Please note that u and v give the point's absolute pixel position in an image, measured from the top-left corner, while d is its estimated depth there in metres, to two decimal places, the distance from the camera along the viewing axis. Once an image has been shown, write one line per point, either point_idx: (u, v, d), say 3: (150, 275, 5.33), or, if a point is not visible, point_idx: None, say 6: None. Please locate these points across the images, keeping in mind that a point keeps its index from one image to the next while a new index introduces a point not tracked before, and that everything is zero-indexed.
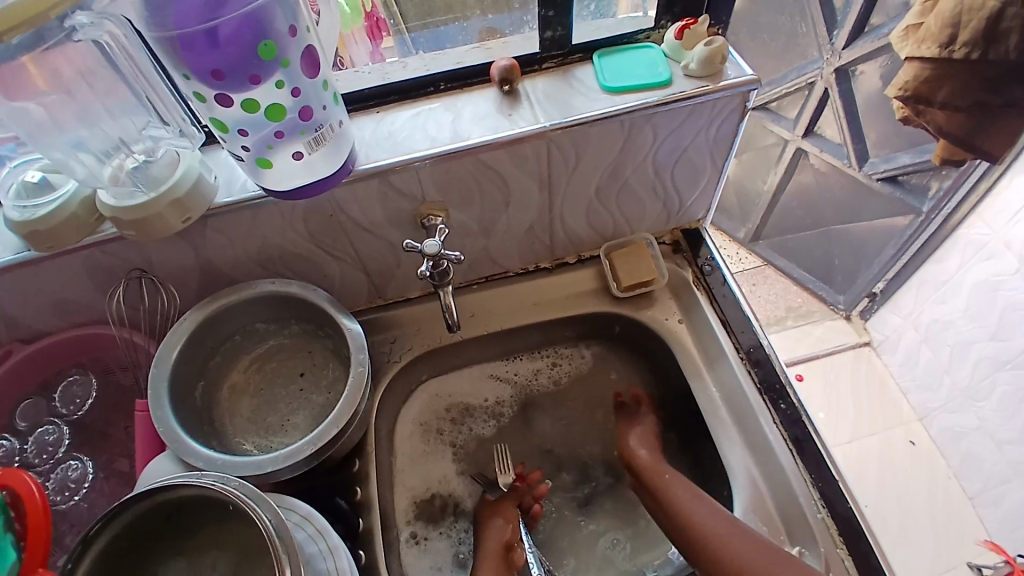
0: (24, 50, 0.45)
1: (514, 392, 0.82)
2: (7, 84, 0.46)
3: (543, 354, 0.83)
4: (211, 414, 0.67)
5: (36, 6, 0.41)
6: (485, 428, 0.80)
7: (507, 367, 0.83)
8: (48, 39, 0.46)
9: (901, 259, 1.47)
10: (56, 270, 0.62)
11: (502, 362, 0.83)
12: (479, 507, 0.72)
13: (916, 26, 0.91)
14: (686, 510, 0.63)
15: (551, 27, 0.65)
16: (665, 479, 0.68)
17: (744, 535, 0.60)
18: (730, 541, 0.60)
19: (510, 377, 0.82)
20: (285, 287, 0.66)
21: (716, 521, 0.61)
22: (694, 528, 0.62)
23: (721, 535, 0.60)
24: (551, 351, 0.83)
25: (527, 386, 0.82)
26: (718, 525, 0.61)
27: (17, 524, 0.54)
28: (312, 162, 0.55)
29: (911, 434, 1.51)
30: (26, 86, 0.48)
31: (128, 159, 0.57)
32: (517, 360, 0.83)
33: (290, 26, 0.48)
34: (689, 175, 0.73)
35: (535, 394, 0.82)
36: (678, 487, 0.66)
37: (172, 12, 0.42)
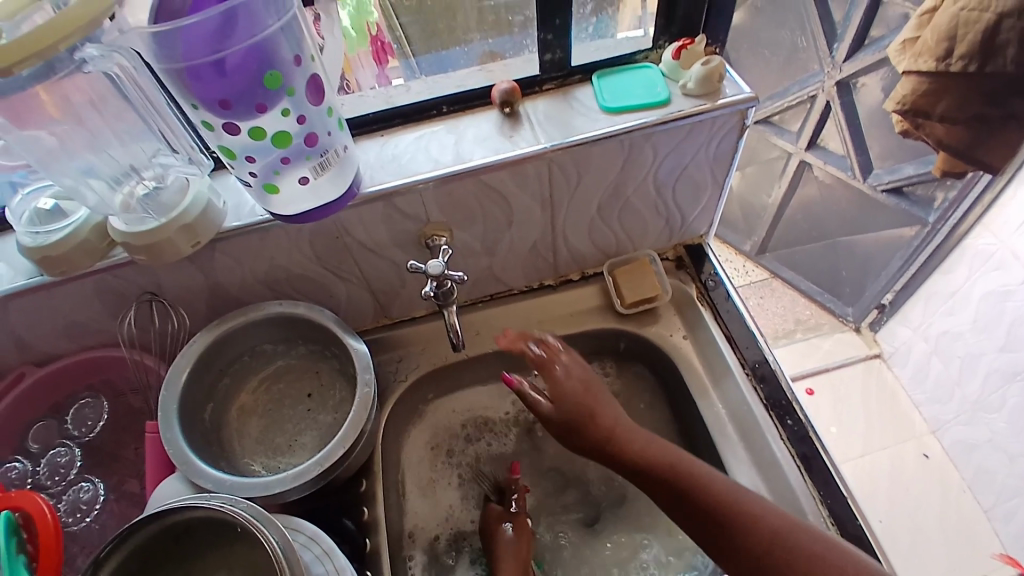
0: (35, 80, 0.46)
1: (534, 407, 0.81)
2: (17, 110, 0.48)
3: None
4: (219, 435, 0.67)
5: (38, 42, 0.42)
6: (504, 443, 0.80)
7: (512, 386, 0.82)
8: (59, 71, 0.47)
9: (909, 270, 1.46)
10: (68, 293, 0.63)
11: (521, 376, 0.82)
12: (487, 515, 0.71)
13: (912, 40, 0.92)
14: (699, 482, 0.58)
15: (550, 50, 0.66)
16: (648, 456, 0.61)
17: (765, 505, 0.56)
18: (756, 514, 0.56)
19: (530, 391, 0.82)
20: (293, 308, 0.67)
21: (739, 492, 0.57)
22: (713, 500, 0.57)
23: (745, 507, 0.56)
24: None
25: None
26: (737, 495, 0.57)
27: (28, 545, 0.54)
28: (318, 186, 0.56)
29: (924, 447, 1.50)
30: (38, 114, 0.49)
31: (138, 185, 0.58)
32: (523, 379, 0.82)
33: (294, 55, 0.49)
34: (690, 192, 0.73)
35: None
36: (676, 458, 0.60)
37: (179, 44, 0.44)
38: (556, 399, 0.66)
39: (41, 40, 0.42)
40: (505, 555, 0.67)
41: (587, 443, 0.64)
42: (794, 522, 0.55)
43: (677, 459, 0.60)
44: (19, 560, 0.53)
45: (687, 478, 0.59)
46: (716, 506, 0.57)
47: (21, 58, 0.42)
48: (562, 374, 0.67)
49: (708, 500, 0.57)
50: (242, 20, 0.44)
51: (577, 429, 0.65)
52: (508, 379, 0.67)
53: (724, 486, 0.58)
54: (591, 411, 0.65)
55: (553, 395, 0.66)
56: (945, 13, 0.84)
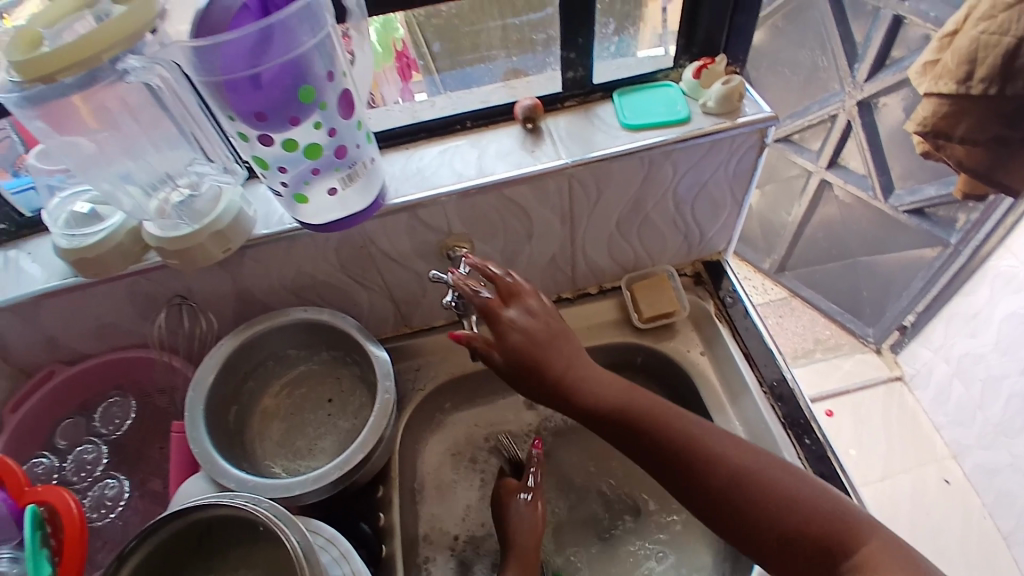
0: (76, 88, 0.48)
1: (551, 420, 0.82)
2: (54, 116, 0.50)
3: None
4: (242, 437, 0.69)
5: (79, 53, 0.45)
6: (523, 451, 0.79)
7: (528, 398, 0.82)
8: (100, 79, 0.48)
9: (930, 291, 1.44)
10: (102, 294, 0.65)
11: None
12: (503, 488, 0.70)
13: (934, 62, 0.92)
14: (661, 422, 0.58)
15: (572, 69, 0.68)
16: (601, 400, 0.60)
17: (719, 438, 0.57)
18: (720, 450, 0.56)
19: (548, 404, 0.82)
20: (317, 314, 0.69)
21: (701, 430, 0.58)
22: (673, 438, 0.57)
23: (708, 442, 0.57)
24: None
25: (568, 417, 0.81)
26: (702, 433, 0.58)
27: (51, 541, 0.54)
28: (346, 197, 0.58)
29: (945, 472, 1.47)
30: (76, 121, 0.52)
31: (173, 193, 0.60)
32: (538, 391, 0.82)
33: (328, 71, 0.51)
34: (709, 209, 0.74)
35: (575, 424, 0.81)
36: (633, 400, 0.60)
37: (220, 60, 0.45)
38: (506, 354, 0.60)
39: (78, 52, 0.45)
40: (520, 521, 0.67)
41: (536, 390, 0.61)
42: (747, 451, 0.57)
43: (627, 402, 0.60)
44: (42, 554, 0.52)
45: (647, 420, 0.59)
46: (678, 445, 0.57)
47: (62, 68, 0.45)
48: (508, 325, 0.60)
49: (670, 439, 0.57)
50: (279, 37, 0.46)
51: (524, 380, 0.61)
52: (457, 337, 0.60)
53: (684, 423, 0.58)
54: (532, 362, 0.60)
55: (499, 347, 0.60)
56: (966, 36, 0.85)
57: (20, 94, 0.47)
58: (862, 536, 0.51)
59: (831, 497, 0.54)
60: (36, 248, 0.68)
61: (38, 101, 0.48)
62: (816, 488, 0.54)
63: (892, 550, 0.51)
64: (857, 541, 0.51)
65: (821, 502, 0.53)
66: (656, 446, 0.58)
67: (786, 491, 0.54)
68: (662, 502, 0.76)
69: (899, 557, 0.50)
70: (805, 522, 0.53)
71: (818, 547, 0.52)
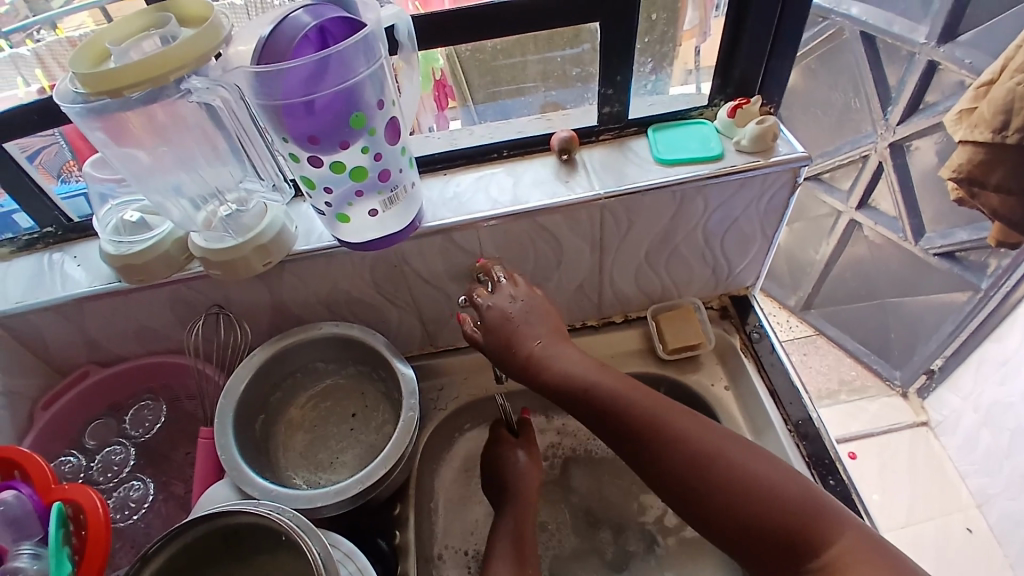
0: (142, 104, 0.51)
1: (568, 446, 0.81)
2: (111, 129, 0.53)
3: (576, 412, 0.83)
4: (267, 445, 0.70)
5: (149, 71, 0.47)
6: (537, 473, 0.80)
7: (548, 422, 0.83)
8: (162, 97, 0.52)
9: (960, 336, 1.42)
10: (142, 300, 0.68)
11: (561, 415, 0.83)
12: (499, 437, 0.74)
13: (969, 110, 0.92)
14: (629, 403, 0.57)
15: (608, 104, 0.70)
16: (571, 378, 0.60)
17: (685, 430, 0.56)
18: (691, 436, 0.56)
19: (565, 430, 0.82)
20: (347, 330, 0.70)
21: (671, 412, 0.57)
22: (642, 419, 0.57)
23: (678, 426, 0.56)
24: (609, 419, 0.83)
25: (587, 446, 0.81)
26: (671, 416, 0.57)
27: (73, 538, 0.55)
28: (384, 219, 0.60)
29: (969, 522, 1.42)
30: (132, 134, 0.54)
31: (220, 207, 0.63)
32: (558, 416, 0.83)
33: (378, 99, 0.54)
34: (739, 245, 0.75)
35: (594, 453, 0.81)
36: (604, 379, 0.59)
37: (279, 86, 0.48)
38: (486, 331, 0.63)
39: (147, 71, 0.47)
40: (516, 470, 0.71)
41: (512, 368, 0.63)
42: (718, 446, 0.55)
43: (596, 382, 0.59)
44: (65, 551, 0.53)
45: (614, 400, 0.58)
46: (648, 428, 0.56)
47: (132, 83, 0.48)
48: (490, 307, 0.64)
49: (639, 420, 0.57)
50: (335, 67, 0.49)
51: (503, 357, 0.63)
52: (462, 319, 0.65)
53: (655, 405, 0.57)
54: (509, 338, 0.62)
55: (482, 326, 0.64)
56: (1002, 86, 0.85)
57: (83, 105, 0.50)
58: (833, 529, 0.51)
59: (802, 487, 0.53)
60: (81, 252, 0.71)
61: (100, 113, 0.51)
62: (786, 474, 0.54)
63: (863, 546, 0.50)
64: (826, 540, 0.51)
65: (793, 493, 0.53)
66: (623, 427, 0.57)
67: (744, 479, 0.53)
68: (678, 535, 0.75)
69: (872, 554, 0.50)
70: (774, 514, 0.52)
71: (786, 539, 0.51)
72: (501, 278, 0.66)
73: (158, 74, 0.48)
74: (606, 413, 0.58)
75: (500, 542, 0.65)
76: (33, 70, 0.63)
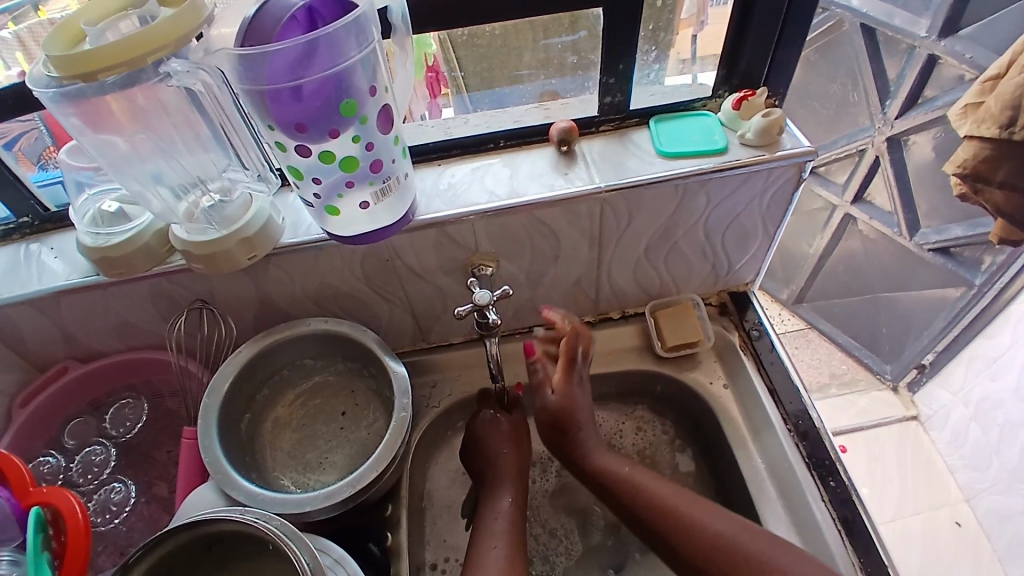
0: (118, 88, 0.48)
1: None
2: (90, 114, 0.50)
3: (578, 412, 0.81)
4: (253, 446, 0.68)
5: (128, 52, 0.44)
6: (548, 479, 0.77)
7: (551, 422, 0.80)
8: (141, 80, 0.49)
9: (951, 332, 1.42)
10: (122, 294, 0.65)
11: None
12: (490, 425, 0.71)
13: (975, 105, 0.91)
14: (646, 493, 0.63)
15: (610, 94, 0.68)
16: (599, 465, 0.66)
17: (692, 514, 0.61)
18: (696, 521, 0.60)
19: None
20: (336, 325, 0.68)
21: (685, 506, 0.61)
22: (655, 510, 0.62)
23: (688, 516, 0.61)
24: (640, 408, 0.81)
25: (611, 437, 0.79)
26: (679, 506, 0.61)
27: (53, 543, 0.52)
28: (375, 211, 0.58)
29: (957, 516, 1.44)
30: (110, 119, 0.51)
31: (203, 197, 0.60)
32: None
33: (370, 85, 0.51)
34: (738, 240, 0.73)
35: (618, 446, 0.78)
36: (630, 470, 0.65)
37: (265, 70, 0.45)
38: (564, 394, 0.68)
39: (124, 52, 0.44)
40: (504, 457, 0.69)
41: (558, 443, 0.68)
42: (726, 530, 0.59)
43: (621, 471, 0.65)
44: (44, 557, 0.50)
45: (630, 488, 0.64)
46: (659, 514, 0.61)
47: (108, 66, 0.45)
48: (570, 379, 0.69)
49: (651, 506, 0.62)
50: (324, 50, 0.46)
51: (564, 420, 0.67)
52: (530, 349, 0.70)
53: (664, 491, 0.63)
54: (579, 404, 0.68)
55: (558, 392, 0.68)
56: (1009, 82, 0.84)
57: (56, 90, 0.47)
58: None
59: (814, 568, 0.56)
60: (59, 243, 0.68)
61: (74, 97, 0.48)
62: (795, 558, 0.57)
63: None
64: None
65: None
66: (638, 514, 0.62)
67: (749, 557, 0.57)
68: None
69: None
70: None
71: None
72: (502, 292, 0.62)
73: (134, 58, 0.45)
74: (624, 500, 0.64)
75: (492, 527, 0.63)
76: (14, 53, 0.59)
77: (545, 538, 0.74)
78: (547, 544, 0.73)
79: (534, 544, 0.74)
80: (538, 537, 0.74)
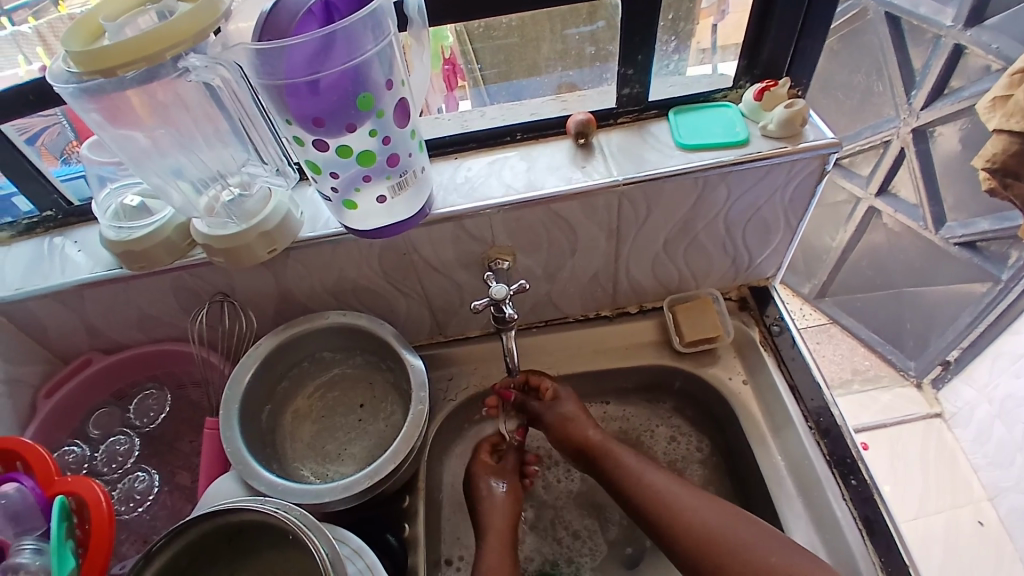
0: (137, 82, 0.48)
1: (616, 429, 0.79)
2: (113, 109, 0.50)
3: (603, 403, 0.81)
4: (273, 437, 0.68)
5: (145, 48, 0.45)
6: (572, 480, 0.77)
7: None
8: (160, 76, 0.49)
9: (977, 328, 1.39)
10: (144, 287, 0.66)
11: (597, 403, 0.81)
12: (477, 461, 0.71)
13: (1003, 98, 0.88)
14: (644, 487, 0.64)
15: (629, 85, 0.67)
16: (607, 448, 0.68)
17: (691, 505, 0.62)
18: (696, 514, 0.61)
19: (609, 417, 0.80)
20: (355, 319, 0.69)
21: (680, 497, 0.63)
22: (651, 505, 0.63)
23: (684, 514, 0.62)
24: (676, 416, 0.80)
25: (641, 435, 0.79)
26: (675, 500, 0.63)
27: (77, 531, 0.53)
28: (393, 205, 0.58)
29: (979, 514, 1.41)
30: (132, 114, 0.51)
31: (222, 191, 0.60)
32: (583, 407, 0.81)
33: (386, 79, 0.51)
34: (760, 233, 0.72)
35: (647, 446, 0.78)
36: (633, 461, 0.67)
37: (283, 64, 0.46)
38: (563, 400, 0.71)
39: (140, 47, 0.44)
40: (500, 470, 0.71)
41: (563, 442, 0.70)
42: (736, 521, 0.60)
43: (622, 463, 0.67)
44: (68, 545, 0.52)
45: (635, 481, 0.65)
46: (657, 507, 0.63)
47: (126, 61, 0.45)
48: (565, 396, 0.72)
49: (652, 500, 0.63)
50: (341, 43, 0.46)
51: (567, 426, 0.70)
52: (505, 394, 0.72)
53: (665, 485, 0.64)
54: (581, 409, 0.71)
55: (558, 406, 0.71)
56: None
57: (77, 85, 0.48)
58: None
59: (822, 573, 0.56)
60: (82, 236, 0.69)
61: (95, 93, 0.48)
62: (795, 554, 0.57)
63: None
64: None
65: (795, 560, 0.57)
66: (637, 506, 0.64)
67: (741, 546, 0.59)
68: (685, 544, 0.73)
69: None
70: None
71: None
72: (522, 283, 0.62)
73: (153, 52, 0.45)
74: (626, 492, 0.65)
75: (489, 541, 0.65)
76: (35, 48, 0.61)
77: (568, 539, 0.74)
78: (570, 546, 0.73)
79: (557, 546, 0.73)
80: (561, 540, 0.74)
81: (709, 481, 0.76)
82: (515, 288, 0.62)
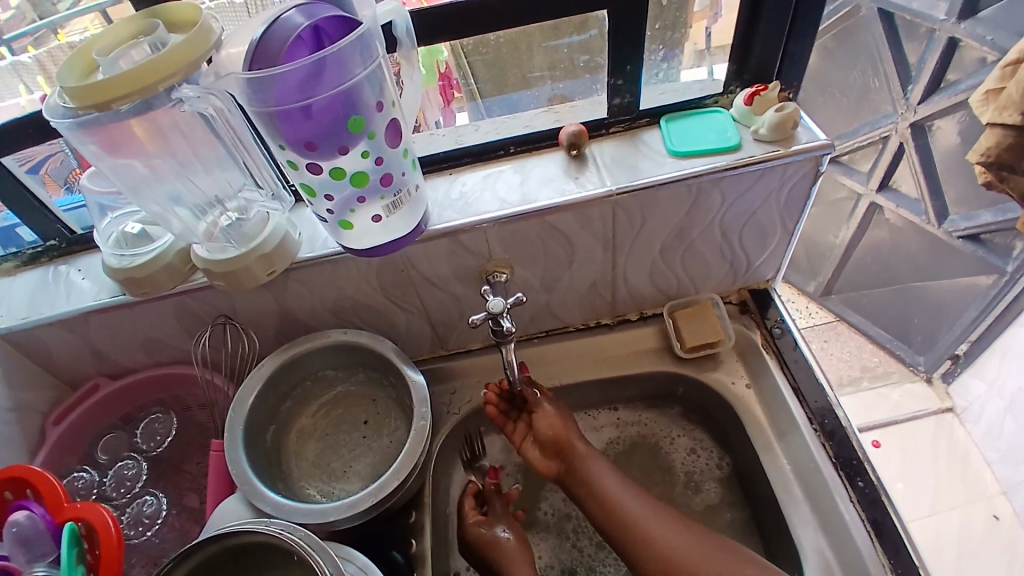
0: (133, 113, 0.49)
1: (634, 433, 0.80)
2: (113, 139, 0.51)
3: (614, 409, 0.81)
4: (279, 455, 0.69)
5: (137, 82, 0.46)
6: None
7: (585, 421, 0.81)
8: (155, 106, 0.50)
9: (985, 321, 1.38)
10: (147, 312, 0.66)
11: (608, 409, 0.81)
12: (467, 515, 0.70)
13: (997, 91, 0.88)
14: (619, 512, 0.64)
15: (619, 95, 0.68)
16: (586, 463, 0.68)
17: (663, 528, 0.63)
18: (672, 537, 0.62)
19: (624, 423, 0.81)
20: (357, 337, 0.69)
21: (655, 517, 0.63)
22: (626, 530, 0.64)
23: (657, 535, 0.62)
24: (700, 429, 0.79)
25: (660, 441, 0.80)
26: (648, 524, 0.63)
27: (87, 556, 0.54)
28: (390, 223, 0.58)
29: (994, 509, 1.40)
30: (133, 145, 0.52)
31: (222, 216, 0.61)
32: (593, 415, 0.81)
33: (378, 101, 0.52)
34: (757, 237, 0.72)
35: (666, 454, 0.79)
36: (613, 479, 0.67)
37: (273, 91, 0.46)
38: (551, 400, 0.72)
39: (133, 82, 0.45)
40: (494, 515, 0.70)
41: (543, 450, 0.70)
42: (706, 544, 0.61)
43: (597, 481, 0.67)
44: (78, 570, 0.52)
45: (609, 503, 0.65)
46: (629, 530, 0.63)
47: (121, 95, 0.46)
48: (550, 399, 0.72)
49: (623, 523, 0.64)
50: (332, 69, 0.47)
51: (556, 437, 0.69)
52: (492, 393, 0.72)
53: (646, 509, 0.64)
54: (567, 416, 0.71)
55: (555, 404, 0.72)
56: None
57: (73, 120, 0.48)
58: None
59: None
60: (86, 264, 0.70)
61: (92, 125, 0.49)
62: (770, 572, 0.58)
63: None
64: None
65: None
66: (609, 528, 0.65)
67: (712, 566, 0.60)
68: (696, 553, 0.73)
69: None
70: None
71: None
72: (518, 295, 0.62)
73: (147, 84, 0.46)
74: (598, 513, 0.66)
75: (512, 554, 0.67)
76: (35, 77, 0.61)
77: (590, 549, 0.75)
78: (592, 555, 0.75)
79: (579, 554, 0.75)
80: (584, 549, 0.75)
81: (717, 489, 0.76)
82: (513, 300, 0.62)
